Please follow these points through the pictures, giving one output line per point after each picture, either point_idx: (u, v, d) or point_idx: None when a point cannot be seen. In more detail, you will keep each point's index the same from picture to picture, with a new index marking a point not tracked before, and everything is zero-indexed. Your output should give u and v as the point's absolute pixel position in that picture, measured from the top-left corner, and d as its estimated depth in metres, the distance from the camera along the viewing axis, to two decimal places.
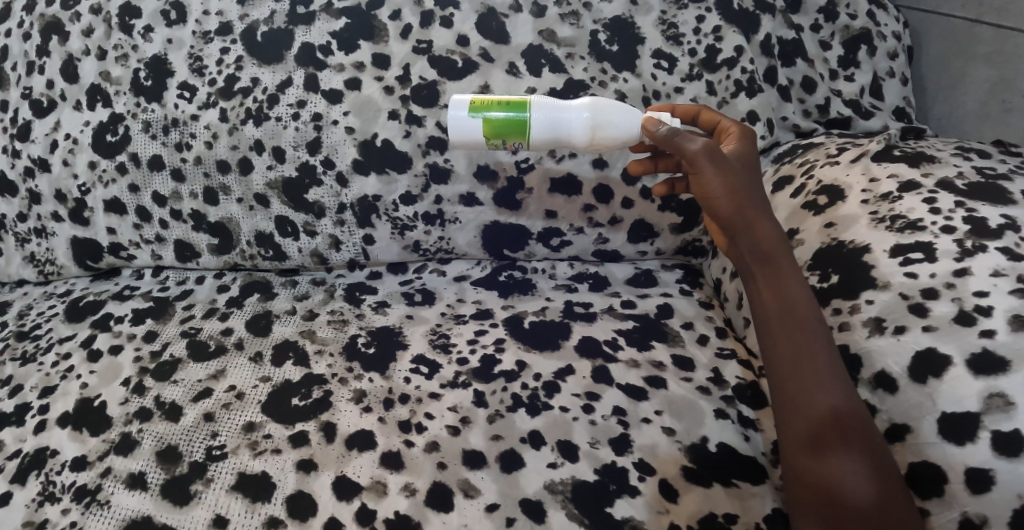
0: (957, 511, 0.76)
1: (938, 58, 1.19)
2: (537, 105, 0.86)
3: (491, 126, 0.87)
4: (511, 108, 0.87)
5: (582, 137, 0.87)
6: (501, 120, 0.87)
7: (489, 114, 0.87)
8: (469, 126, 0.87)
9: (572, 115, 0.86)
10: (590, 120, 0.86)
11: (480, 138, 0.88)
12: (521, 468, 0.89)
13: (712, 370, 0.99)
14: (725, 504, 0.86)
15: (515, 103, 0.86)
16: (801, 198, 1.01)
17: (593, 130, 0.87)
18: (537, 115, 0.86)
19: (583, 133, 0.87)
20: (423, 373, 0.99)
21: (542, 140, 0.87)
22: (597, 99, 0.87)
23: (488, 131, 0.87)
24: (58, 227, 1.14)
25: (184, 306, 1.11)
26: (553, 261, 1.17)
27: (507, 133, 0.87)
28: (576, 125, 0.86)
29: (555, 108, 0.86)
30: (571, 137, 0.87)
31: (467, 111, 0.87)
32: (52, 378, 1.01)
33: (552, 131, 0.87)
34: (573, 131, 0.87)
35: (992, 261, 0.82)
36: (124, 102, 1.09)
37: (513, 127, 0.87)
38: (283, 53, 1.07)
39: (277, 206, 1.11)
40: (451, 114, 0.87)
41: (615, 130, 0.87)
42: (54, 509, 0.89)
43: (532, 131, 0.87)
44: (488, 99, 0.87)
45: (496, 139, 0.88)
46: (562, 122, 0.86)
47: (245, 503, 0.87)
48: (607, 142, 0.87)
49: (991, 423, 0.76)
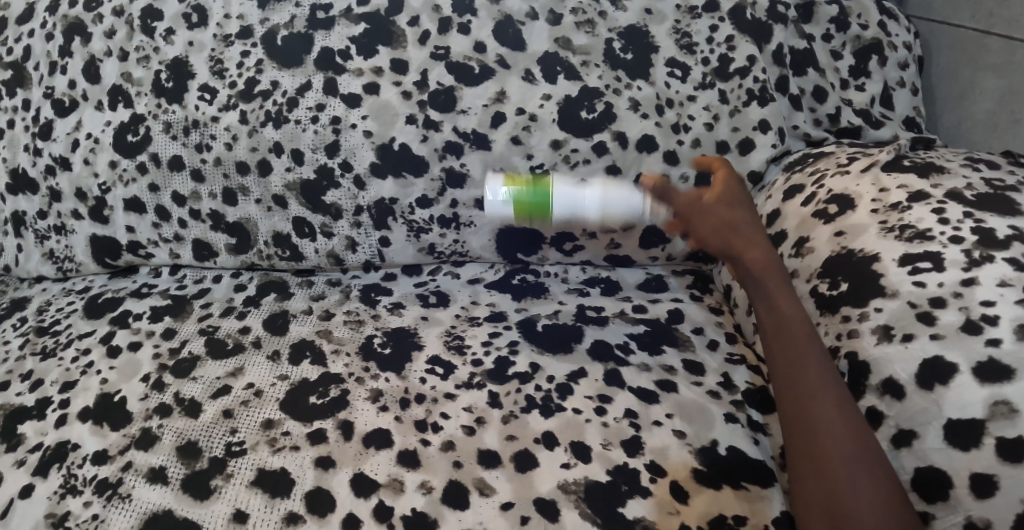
0: (962, 516, 0.78)
1: (949, 69, 1.20)
2: (556, 187, 0.94)
3: (516, 207, 0.95)
4: (534, 191, 0.95)
5: (597, 216, 0.93)
6: (525, 201, 0.95)
7: (515, 195, 0.95)
8: (495, 203, 0.96)
9: (586, 196, 0.93)
10: (600, 202, 0.92)
11: (506, 214, 0.96)
12: (536, 467, 0.91)
13: (722, 375, 1.01)
14: (735, 506, 0.88)
15: (537, 186, 0.95)
16: (811, 206, 1.02)
17: (607, 209, 0.92)
18: (556, 196, 0.94)
19: (597, 211, 0.93)
20: (438, 374, 1.01)
21: (559, 220, 0.95)
22: (609, 182, 0.93)
23: (514, 211, 0.95)
24: (78, 225, 1.16)
25: (202, 304, 1.13)
26: (566, 265, 1.19)
27: (527, 211, 0.95)
28: (588, 205, 0.93)
29: (570, 191, 0.93)
30: (587, 215, 0.94)
31: (494, 192, 0.96)
32: (72, 373, 1.03)
33: (568, 210, 0.94)
34: (587, 211, 0.93)
35: (999, 271, 0.84)
36: (145, 103, 1.11)
37: (535, 207, 0.95)
38: (303, 56, 1.09)
39: (295, 207, 1.13)
40: (483, 193, 0.97)
41: (628, 210, 0.93)
42: (75, 502, 0.90)
43: (550, 211, 0.94)
44: (513, 181, 0.96)
45: (521, 217, 0.96)
46: (577, 203, 0.93)
47: (265, 498, 0.89)
48: (619, 221, 0.93)
49: (995, 430, 0.77)
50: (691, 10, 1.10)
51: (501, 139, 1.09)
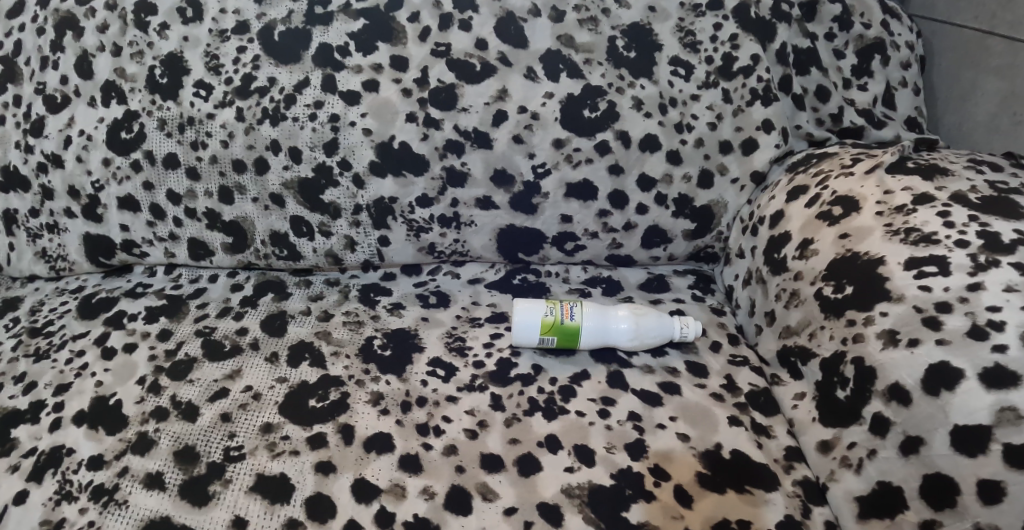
0: (970, 521, 0.78)
1: (951, 70, 1.20)
2: (588, 317, 1.02)
3: (550, 336, 1.02)
4: (567, 321, 1.02)
5: (628, 344, 1.03)
6: (558, 331, 1.01)
7: (549, 325, 1.01)
8: (534, 335, 1.02)
9: (617, 327, 1.02)
10: (633, 332, 1.02)
11: (538, 345, 1.02)
12: (539, 471, 0.90)
13: (725, 377, 1.01)
14: (739, 511, 0.87)
15: (570, 316, 1.02)
16: (815, 208, 1.01)
17: (638, 337, 1.02)
18: (588, 325, 1.02)
19: (628, 340, 1.02)
20: (439, 376, 1.01)
21: (591, 346, 1.03)
22: (637, 312, 1.03)
23: (547, 342, 1.02)
24: (71, 224, 1.14)
25: (198, 304, 1.11)
26: (567, 265, 1.18)
27: (562, 340, 1.02)
28: (621, 334, 1.02)
29: (603, 322, 1.02)
30: (617, 342, 1.03)
31: (529, 324, 1.01)
32: (66, 375, 1.01)
33: (600, 339, 1.02)
34: (618, 339, 1.03)
35: (1004, 276, 0.82)
36: (139, 99, 1.08)
37: (568, 336, 1.02)
38: (301, 53, 1.07)
39: (293, 206, 1.11)
40: (518, 329, 1.01)
41: (656, 335, 1.03)
42: (71, 508, 0.89)
43: (583, 340, 1.02)
44: (547, 312, 1.02)
45: (552, 347, 1.03)
46: (610, 333, 1.02)
47: (264, 505, 0.87)
48: (649, 343, 1.03)
49: (1003, 436, 0.76)
50: (696, 8, 1.08)
51: (503, 138, 1.08)
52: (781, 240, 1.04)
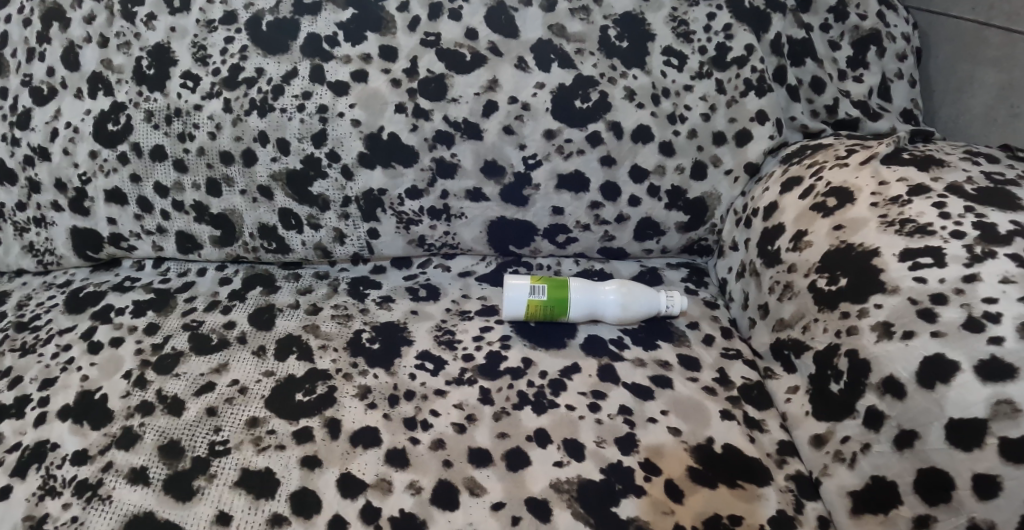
0: (965, 517, 0.76)
1: (948, 61, 1.18)
2: (576, 288, 1.04)
3: (539, 305, 1.04)
4: (556, 290, 1.04)
5: (615, 316, 1.05)
6: (547, 300, 1.04)
7: (538, 295, 1.03)
8: (522, 306, 1.04)
9: (605, 297, 1.04)
10: (621, 302, 1.04)
11: (528, 314, 1.04)
12: (527, 466, 0.89)
13: (718, 371, 1.00)
14: (731, 506, 0.86)
15: (559, 286, 1.04)
16: (809, 199, 1.00)
17: (625, 309, 1.04)
18: (576, 297, 1.04)
19: (616, 311, 1.04)
20: (428, 369, 1.00)
21: (580, 317, 1.05)
22: (626, 284, 1.05)
23: (537, 311, 1.04)
24: (58, 217, 1.12)
25: (186, 298, 1.10)
26: (559, 258, 1.17)
27: (550, 312, 1.04)
28: (609, 305, 1.04)
29: (591, 292, 1.04)
30: (605, 313, 1.05)
31: (519, 293, 1.03)
32: (52, 370, 1.00)
33: (589, 310, 1.05)
34: (606, 310, 1.05)
35: (1001, 268, 0.81)
36: (126, 90, 1.07)
37: (557, 306, 1.04)
38: (289, 43, 1.05)
39: (281, 198, 1.10)
40: (507, 298, 1.04)
41: (643, 307, 1.05)
42: (54, 503, 0.87)
43: (572, 310, 1.04)
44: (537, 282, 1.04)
45: (542, 318, 1.05)
46: (598, 304, 1.05)
47: (248, 500, 0.86)
48: (636, 316, 1.05)
49: (998, 430, 0.75)
50: None
51: (493, 129, 1.07)
52: (775, 232, 1.02)
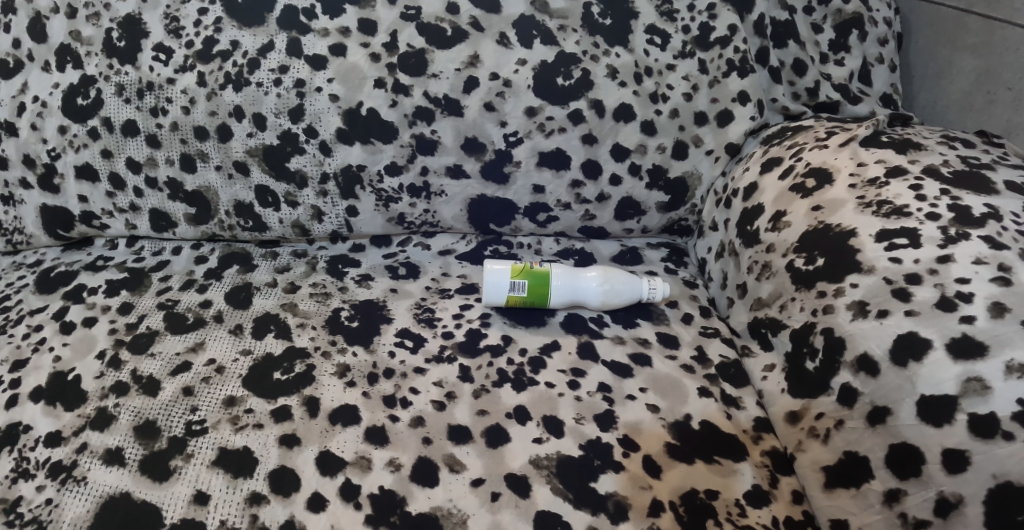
0: (933, 491, 0.78)
1: (927, 47, 1.20)
2: (558, 275, 1.04)
3: (520, 294, 1.03)
4: (538, 278, 1.03)
5: (597, 303, 1.04)
6: (528, 288, 1.03)
7: (519, 283, 1.03)
8: (504, 294, 1.03)
9: (586, 285, 1.04)
10: (602, 289, 1.04)
11: (508, 303, 1.04)
12: (506, 442, 0.90)
13: (696, 348, 1.01)
14: (707, 481, 0.87)
15: (540, 273, 1.03)
16: (789, 180, 1.01)
17: (606, 297, 1.04)
18: (557, 284, 1.04)
19: (598, 298, 1.04)
20: (408, 346, 0.99)
21: (561, 305, 1.05)
22: (607, 270, 1.04)
23: (517, 299, 1.03)
24: (26, 195, 1.09)
25: (161, 277, 1.08)
26: (539, 236, 1.17)
27: (531, 300, 1.04)
28: (590, 292, 1.04)
29: (573, 280, 1.04)
30: (587, 301, 1.05)
31: (500, 281, 1.02)
32: (23, 351, 0.98)
33: (570, 297, 1.04)
34: (588, 298, 1.04)
35: (974, 249, 0.83)
36: (95, 63, 1.03)
37: (538, 294, 1.03)
38: (265, 15, 1.02)
39: (258, 175, 1.08)
40: (488, 287, 1.03)
41: (625, 294, 1.04)
42: (28, 486, 0.86)
43: (553, 298, 1.04)
44: (517, 269, 1.03)
45: (523, 306, 1.04)
46: (579, 291, 1.04)
47: (226, 479, 0.86)
48: (617, 304, 1.05)
49: (968, 406, 0.77)
50: None
51: (474, 105, 1.06)
52: (754, 212, 1.03)
